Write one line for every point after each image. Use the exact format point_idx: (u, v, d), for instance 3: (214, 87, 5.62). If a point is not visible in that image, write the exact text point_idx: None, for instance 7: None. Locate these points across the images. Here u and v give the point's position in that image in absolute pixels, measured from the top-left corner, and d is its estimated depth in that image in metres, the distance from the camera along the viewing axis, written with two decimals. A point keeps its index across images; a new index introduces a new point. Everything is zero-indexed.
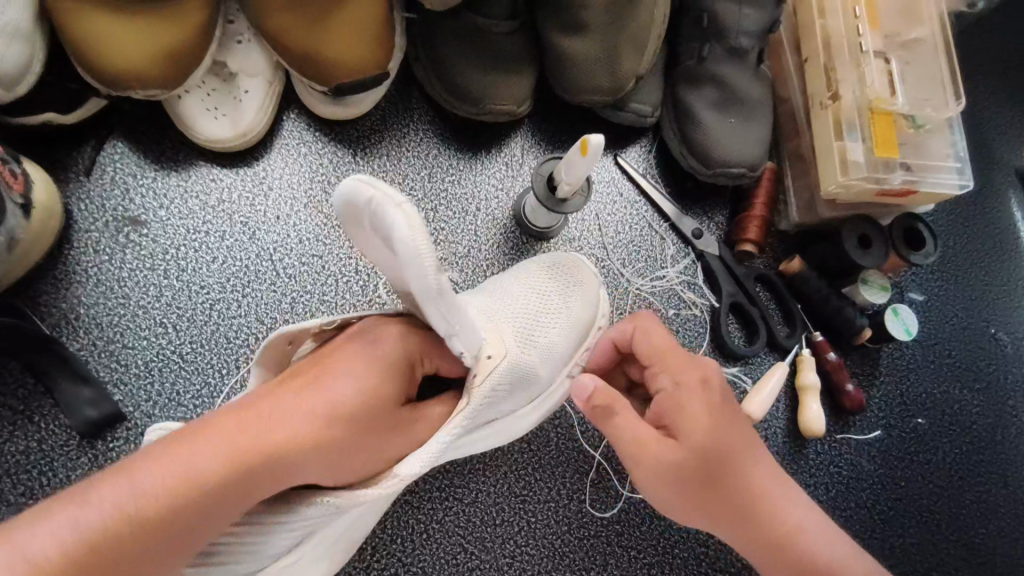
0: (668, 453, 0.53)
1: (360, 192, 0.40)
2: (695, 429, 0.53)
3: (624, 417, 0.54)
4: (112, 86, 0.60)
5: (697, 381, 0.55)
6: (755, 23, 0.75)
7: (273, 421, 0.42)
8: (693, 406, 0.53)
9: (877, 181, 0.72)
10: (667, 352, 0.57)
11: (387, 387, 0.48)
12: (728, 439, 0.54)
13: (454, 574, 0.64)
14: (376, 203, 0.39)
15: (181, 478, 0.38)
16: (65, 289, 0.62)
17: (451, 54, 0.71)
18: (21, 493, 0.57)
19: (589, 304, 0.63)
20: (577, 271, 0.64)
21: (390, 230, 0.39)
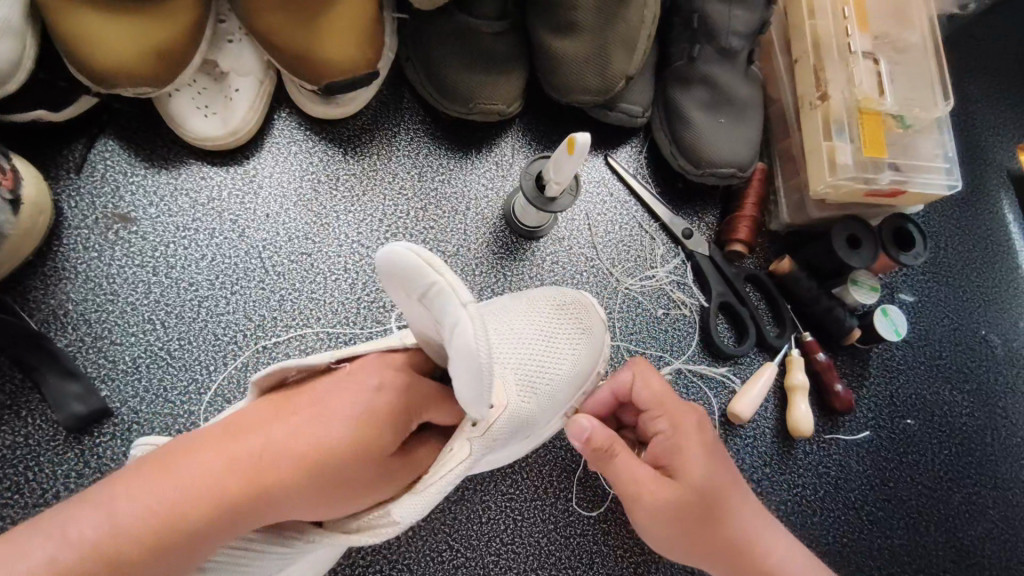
0: (668, 490, 0.54)
1: (424, 268, 0.37)
2: (694, 469, 0.55)
3: (625, 460, 0.54)
4: (102, 83, 0.61)
5: (692, 423, 0.57)
6: (744, 24, 0.75)
7: (262, 456, 0.43)
8: (692, 449, 0.55)
9: (866, 182, 0.72)
10: (664, 397, 0.59)
11: (383, 428, 0.46)
12: (722, 477, 0.55)
13: (439, 572, 0.64)
14: (440, 287, 0.37)
15: (161, 509, 0.40)
16: (54, 285, 0.62)
17: (441, 55, 0.71)
18: (6, 488, 0.57)
19: (591, 351, 0.63)
20: (585, 313, 0.63)
21: (451, 325, 0.37)
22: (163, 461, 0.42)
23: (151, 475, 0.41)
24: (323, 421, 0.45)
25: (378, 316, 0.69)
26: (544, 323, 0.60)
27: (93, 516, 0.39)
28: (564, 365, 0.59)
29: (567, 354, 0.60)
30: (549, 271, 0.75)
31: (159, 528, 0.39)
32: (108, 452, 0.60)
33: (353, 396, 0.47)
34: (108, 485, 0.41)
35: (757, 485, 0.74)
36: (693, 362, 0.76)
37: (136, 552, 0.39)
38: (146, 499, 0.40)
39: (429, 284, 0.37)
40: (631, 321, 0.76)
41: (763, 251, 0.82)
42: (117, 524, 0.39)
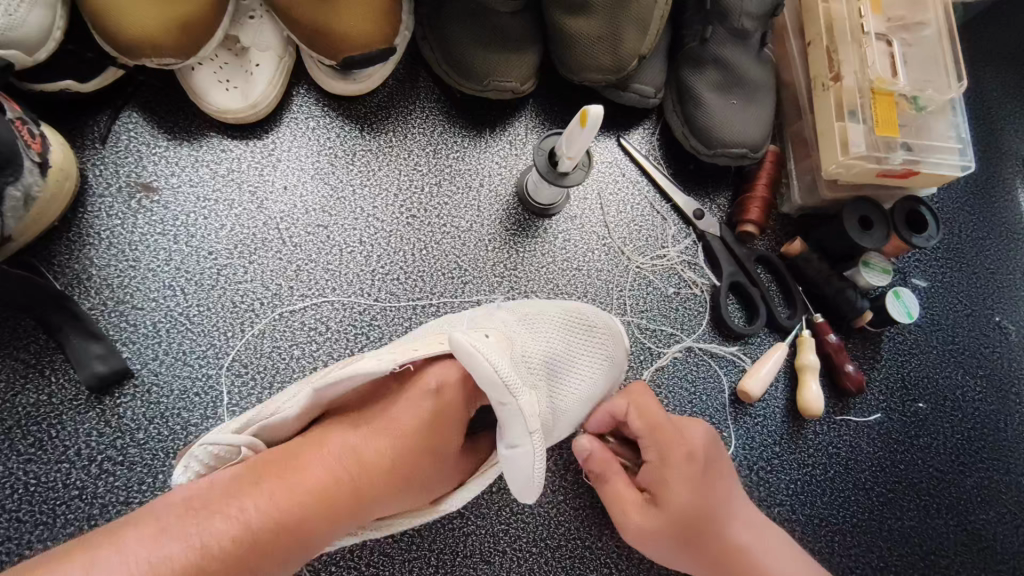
0: (648, 518, 0.54)
1: (504, 390, 0.47)
2: (675, 495, 0.54)
3: (612, 487, 0.57)
4: (127, 53, 0.63)
5: (683, 458, 0.55)
6: (757, 5, 0.76)
7: (351, 461, 0.49)
8: (675, 476, 0.54)
9: (877, 162, 0.72)
10: (661, 425, 0.56)
11: (449, 429, 0.53)
12: (712, 506, 0.54)
13: (448, 538, 0.65)
14: (513, 408, 0.47)
15: (276, 513, 0.45)
16: (78, 251, 0.64)
17: (457, 35, 0.73)
18: (29, 444, 0.59)
19: (609, 378, 0.63)
20: (613, 342, 0.63)
21: (500, 398, 0.48)
22: (259, 470, 0.48)
23: (260, 483, 0.47)
24: (394, 429, 0.51)
25: (392, 288, 0.70)
26: (568, 340, 0.61)
27: (213, 525, 0.44)
28: (581, 384, 0.60)
29: (586, 376, 0.61)
30: (561, 249, 0.76)
31: (275, 530, 0.45)
32: (129, 412, 0.61)
33: (419, 407, 0.52)
34: (222, 496, 0.46)
35: (767, 464, 0.75)
36: (704, 341, 0.77)
37: (257, 550, 0.44)
38: (259, 503, 0.45)
39: (500, 399, 0.48)
40: (642, 299, 0.77)
41: (774, 233, 0.83)
42: (241, 526, 0.44)
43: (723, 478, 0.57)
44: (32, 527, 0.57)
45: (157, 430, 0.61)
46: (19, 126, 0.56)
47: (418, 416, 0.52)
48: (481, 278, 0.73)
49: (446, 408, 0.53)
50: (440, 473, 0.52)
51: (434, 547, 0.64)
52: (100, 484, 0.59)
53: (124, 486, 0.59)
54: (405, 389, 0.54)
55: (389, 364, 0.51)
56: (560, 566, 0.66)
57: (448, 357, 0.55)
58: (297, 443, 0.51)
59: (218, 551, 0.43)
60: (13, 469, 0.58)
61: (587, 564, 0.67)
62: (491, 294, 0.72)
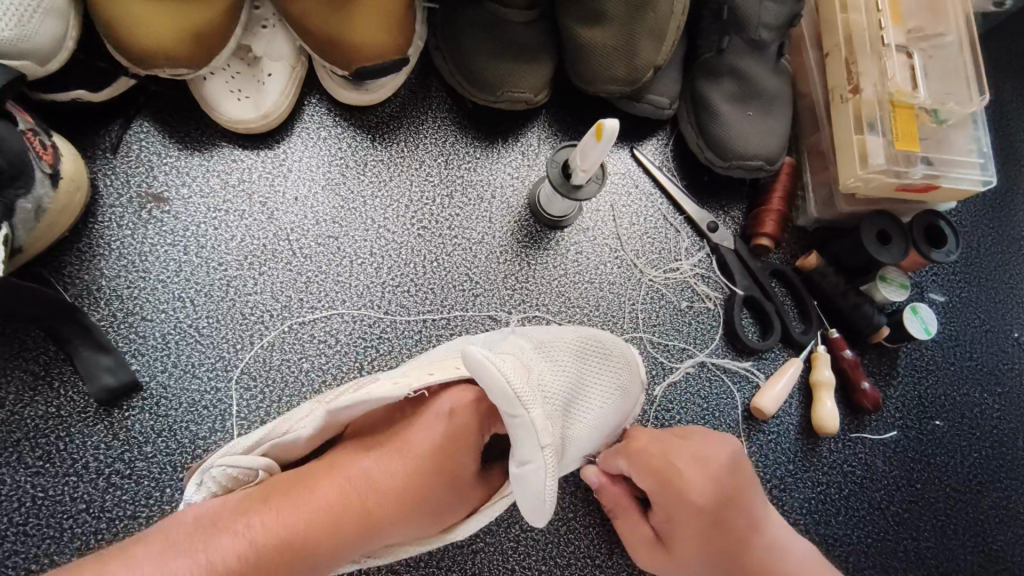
0: (664, 561, 0.58)
1: (514, 400, 0.46)
2: (682, 548, 0.56)
3: (626, 526, 0.60)
4: (139, 63, 0.62)
5: (688, 516, 0.55)
6: (775, 15, 0.75)
7: (363, 483, 0.48)
8: (681, 533, 0.55)
9: (897, 176, 0.71)
10: (664, 484, 0.55)
11: (464, 450, 0.51)
12: (723, 555, 0.55)
13: (457, 555, 0.64)
14: (526, 420, 0.46)
15: (283, 536, 0.45)
16: (88, 261, 0.64)
17: (471, 45, 0.72)
18: (38, 456, 0.58)
19: (623, 410, 0.62)
20: (627, 370, 0.61)
21: (511, 412, 0.47)
22: (271, 490, 0.48)
23: (270, 501, 0.46)
24: (408, 453, 0.50)
25: (402, 300, 0.70)
26: (583, 368, 0.59)
27: (220, 542, 0.44)
28: (593, 413, 0.59)
29: (596, 406, 0.59)
30: (573, 262, 0.75)
31: (279, 549, 0.44)
32: (137, 424, 0.61)
33: (435, 432, 0.51)
34: (233, 514, 0.46)
35: (780, 482, 0.73)
36: (717, 356, 0.76)
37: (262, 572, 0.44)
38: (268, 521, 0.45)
39: (512, 411, 0.47)
40: (655, 312, 0.76)
41: (789, 246, 0.81)
42: (245, 543, 0.44)
43: (739, 519, 0.56)
44: (40, 541, 0.56)
45: (165, 443, 0.61)
46: (31, 137, 0.55)
47: (434, 441, 0.51)
48: (492, 291, 0.72)
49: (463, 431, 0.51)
50: (454, 503, 0.50)
51: (442, 564, 0.63)
52: (108, 498, 0.58)
53: (132, 500, 0.59)
54: (423, 414, 0.53)
55: (404, 389, 0.51)
56: None
57: (464, 381, 0.55)
58: (313, 465, 0.50)
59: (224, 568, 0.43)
60: (20, 482, 0.57)
61: None
62: (502, 308, 0.72)
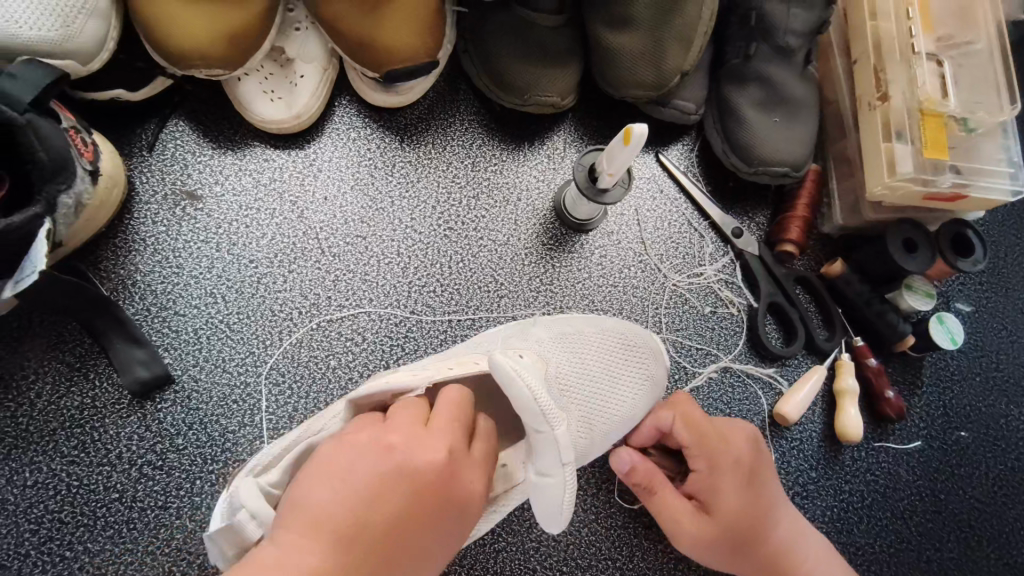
0: (704, 528, 0.57)
1: (540, 416, 0.45)
2: (726, 506, 0.57)
3: (662, 497, 0.58)
4: (177, 63, 0.64)
5: (731, 466, 0.57)
6: (803, 22, 0.75)
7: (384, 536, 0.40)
8: (726, 487, 0.57)
9: (925, 184, 0.71)
10: (708, 435, 0.58)
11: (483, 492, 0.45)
12: (761, 505, 0.58)
13: (479, 554, 0.64)
14: (550, 436, 0.45)
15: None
16: (124, 256, 0.65)
17: (500, 48, 0.73)
18: (73, 446, 0.60)
19: (652, 400, 0.63)
20: (652, 360, 0.63)
21: (535, 426, 0.45)
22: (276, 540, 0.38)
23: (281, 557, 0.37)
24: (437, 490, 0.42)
25: (428, 300, 0.70)
26: (611, 360, 0.61)
27: None
28: (624, 406, 0.59)
29: (626, 397, 0.60)
30: (597, 265, 0.75)
31: None
32: (169, 417, 0.62)
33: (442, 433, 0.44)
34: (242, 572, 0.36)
35: (802, 489, 0.73)
36: (740, 362, 0.76)
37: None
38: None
39: (536, 426, 0.45)
40: (679, 317, 0.76)
41: (814, 253, 0.81)
42: None
43: (767, 480, 0.59)
44: (74, 529, 0.58)
45: (196, 435, 0.62)
46: (73, 134, 0.57)
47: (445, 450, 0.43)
48: (517, 292, 0.72)
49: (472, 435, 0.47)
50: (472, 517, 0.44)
51: (465, 562, 0.64)
52: (140, 488, 0.60)
53: (163, 490, 0.60)
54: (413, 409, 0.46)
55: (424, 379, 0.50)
56: None
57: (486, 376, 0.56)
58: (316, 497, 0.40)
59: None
60: (56, 471, 0.59)
61: None
62: (526, 309, 0.72)
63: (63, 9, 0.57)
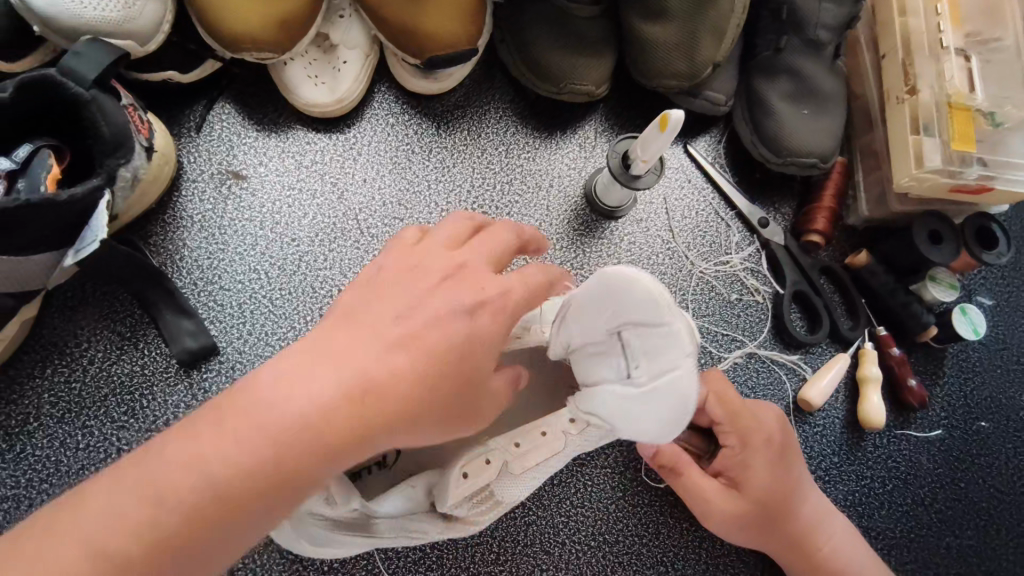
0: (734, 503, 0.60)
1: (665, 315, 0.44)
2: (756, 482, 0.60)
3: (691, 476, 0.60)
4: (229, 46, 0.66)
5: (761, 443, 0.61)
6: (834, 16, 0.76)
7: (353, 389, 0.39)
8: (756, 464, 0.60)
9: (951, 176, 0.72)
10: (739, 412, 0.62)
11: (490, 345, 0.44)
12: (787, 483, 0.61)
13: (511, 526, 0.66)
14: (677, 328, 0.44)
15: (247, 455, 0.36)
16: (172, 232, 0.68)
17: (537, 37, 0.74)
18: (123, 412, 0.62)
19: (688, 373, 0.62)
20: (687, 335, 0.63)
21: (658, 330, 0.45)
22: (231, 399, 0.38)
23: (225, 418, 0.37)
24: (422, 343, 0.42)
25: None
26: None
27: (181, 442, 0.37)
28: None
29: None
30: (626, 251, 0.77)
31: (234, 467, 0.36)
32: (214, 386, 0.64)
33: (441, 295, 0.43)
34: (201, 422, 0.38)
35: (825, 473, 0.75)
36: (766, 348, 0.77)
37: (241, 498, 0.36)
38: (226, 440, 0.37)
39: (662, 323, 0.45)
40: (705, 303, 0.78)
41: (839, 245, 0.83)
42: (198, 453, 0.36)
43: (794, 461, 0.63)
44: None
45: None
46: (131, 111, 0.59)
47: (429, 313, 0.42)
48: None
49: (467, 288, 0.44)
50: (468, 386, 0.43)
51: (496, 534, 0.66)
52: None
53: None
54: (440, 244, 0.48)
55: None
56: (617, 562, 0.67)
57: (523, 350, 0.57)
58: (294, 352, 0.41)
59: (185, 497, 0.35)
60: (107, 435, 0.61)
61: (644, 560, 0.68)
62: None
63: None
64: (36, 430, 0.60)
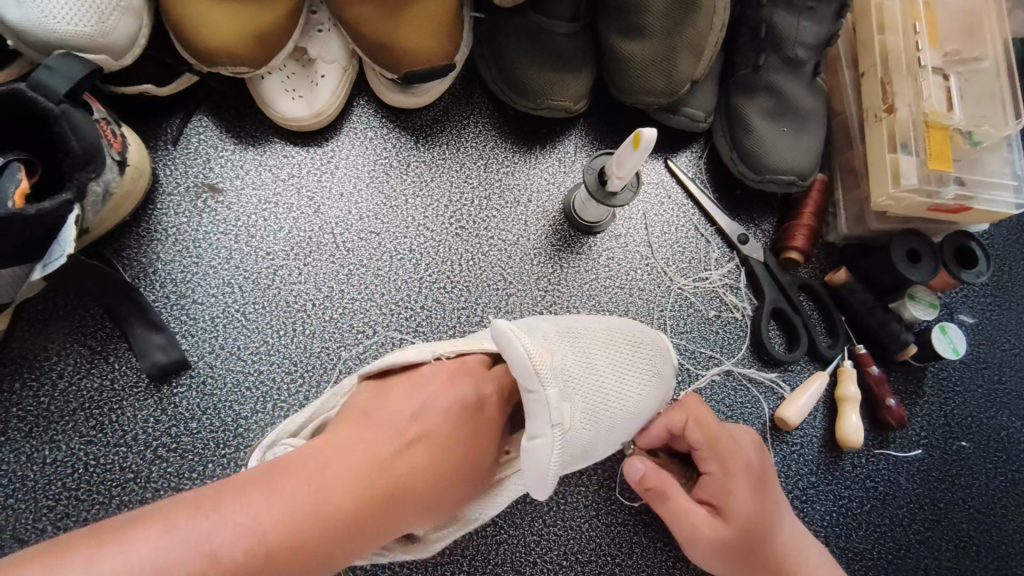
0: (719, 531, 0.58)
1: (533, 376, 0.50)
2: (739, 508, 0.58)
3: (676, 502, 0.59)
4: (205, 60, 0.66)
5: (741, 468, 0.60)
6: (813, 34, 0.76)
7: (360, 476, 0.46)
8: (738, 488, 0.59)
9: (929, 196, 0.72)
10: (718, 436, 0.61)
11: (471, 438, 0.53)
12: (770, 509, 0.60)
13: (481, 545, 0.66)
14: (541, 396, 0.51)
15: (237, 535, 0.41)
16: (146, 246, 0.68)
17: (515, 54, 0.75)
18: (91, 427, 0.62)
19: (659, 396, 0.64)
20: (659, 357, 0.65)
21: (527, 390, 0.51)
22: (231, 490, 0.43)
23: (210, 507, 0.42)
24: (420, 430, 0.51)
25: (439, 296, 0.72)
26: (619, 358, 0.62)
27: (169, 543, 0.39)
28: (632, 402, 0.60)
29: (635, 391, 0.61)
30: (604, 267, 0.77)
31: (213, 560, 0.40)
32: (184, 401, 0.64)
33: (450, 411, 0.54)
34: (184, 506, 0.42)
35: (802, 493, 0.74)
36: (743, 365, 0.77)
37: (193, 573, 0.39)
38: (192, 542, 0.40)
39: (530, 387, 0.51)
40: (683, 320, 0.77)
41: (819, 262, 0.83)
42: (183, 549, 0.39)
43: (774, 488, 0.61)
44: (89, 506, 0.60)
45: (210, 420, 0.64)
46: (103, 125, 0.59)
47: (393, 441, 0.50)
48: (524, 291, 0.74)
49: (469, 409, 0.54)
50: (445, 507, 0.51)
51: (467, 552, 0.65)
52: (154, 469, 0.62)
53: (176, 472, 0.62)
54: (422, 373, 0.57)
55: (429, 354, 0.57)
56: None
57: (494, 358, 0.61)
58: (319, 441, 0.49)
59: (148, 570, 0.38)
60: (74, 449, 0.61)
61: None
62: (535, 308, 0.74)
63: (100, 5, 0.59)
64: (3, 444, 0.60)
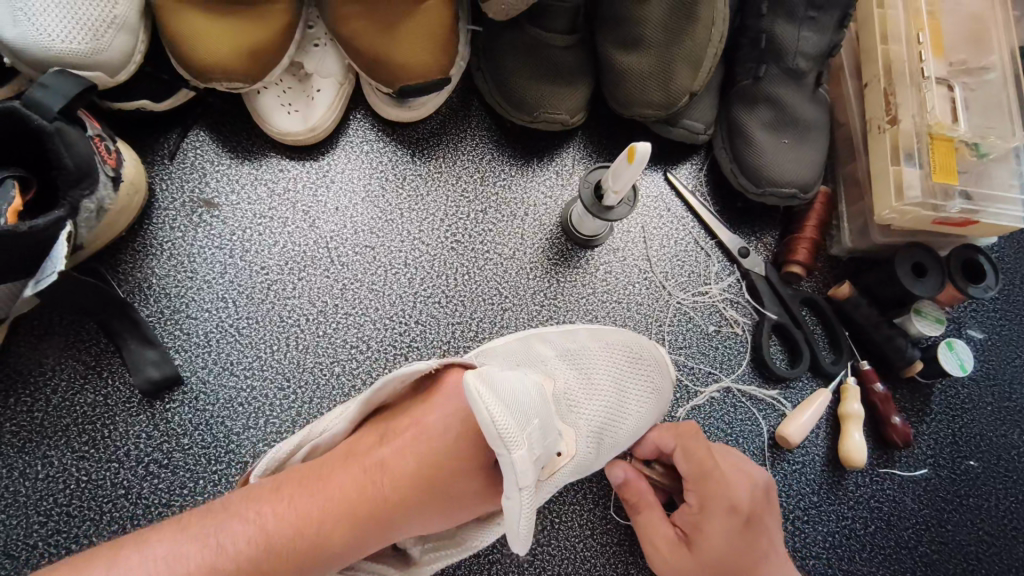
0: (683, 560, 0.56)
1: (497, 440, 0.42)
2: (709, 545, 0.55)
3: (647, 521, 0.59)
4: (200, 76, 0.66)
5: (722, 507, 0.55)
6: (814, 45, 0.75)
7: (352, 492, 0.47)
8: (711, 523, 0.55)
9: (933, 209, 0.70)
10: (706, 471, 0.57)
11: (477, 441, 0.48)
12: (751, 552, 0.54)
13: (475, 565, 0.65)
14: (508, 461, 0.42)
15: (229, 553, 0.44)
16: (141, 261, 0.68)
17: (512, 67, 0.74)
18: (85, 442, 0.62)
19: (658, 409, 0.65)
20: (657, 372, 0.65)
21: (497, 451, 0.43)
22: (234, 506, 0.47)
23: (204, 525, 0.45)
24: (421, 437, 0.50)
25: (433, 311, 0.72)
26: (620, 374, 0.62)
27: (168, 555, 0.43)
28: (631, 420, 0.61)
29: (635, 409, 0.62)
30: (601, 281, 0.76)
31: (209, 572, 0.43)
32: (177, 417, 0.64)
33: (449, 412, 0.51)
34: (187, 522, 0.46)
35: (803, 513, 0.72)
36: (743, 382, 0.76)
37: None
38: (196, 553, 0.44)
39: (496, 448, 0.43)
40: (682, 335, 0.76)
41: (822, 275, 0.81)
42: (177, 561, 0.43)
43: (766, 531, 0.56)
44: (81, 522, 0.60)
45: (202, 436, 0.64)
46: (97, 142, 0.59)
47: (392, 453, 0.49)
48: (520, 306, 0.73)
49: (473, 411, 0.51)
50: (460, 505, 0.49)
51: (459, 571, 0.64)
52: (145, 486, 0.62)
53: (167, 489, 0.62)
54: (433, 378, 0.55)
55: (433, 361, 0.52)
56: None
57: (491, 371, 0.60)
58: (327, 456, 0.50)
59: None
60: (67, 465, 0.61)
61: None
62: (530, 323, 0.73)
63: (95, 23, 0.60)
64: None
